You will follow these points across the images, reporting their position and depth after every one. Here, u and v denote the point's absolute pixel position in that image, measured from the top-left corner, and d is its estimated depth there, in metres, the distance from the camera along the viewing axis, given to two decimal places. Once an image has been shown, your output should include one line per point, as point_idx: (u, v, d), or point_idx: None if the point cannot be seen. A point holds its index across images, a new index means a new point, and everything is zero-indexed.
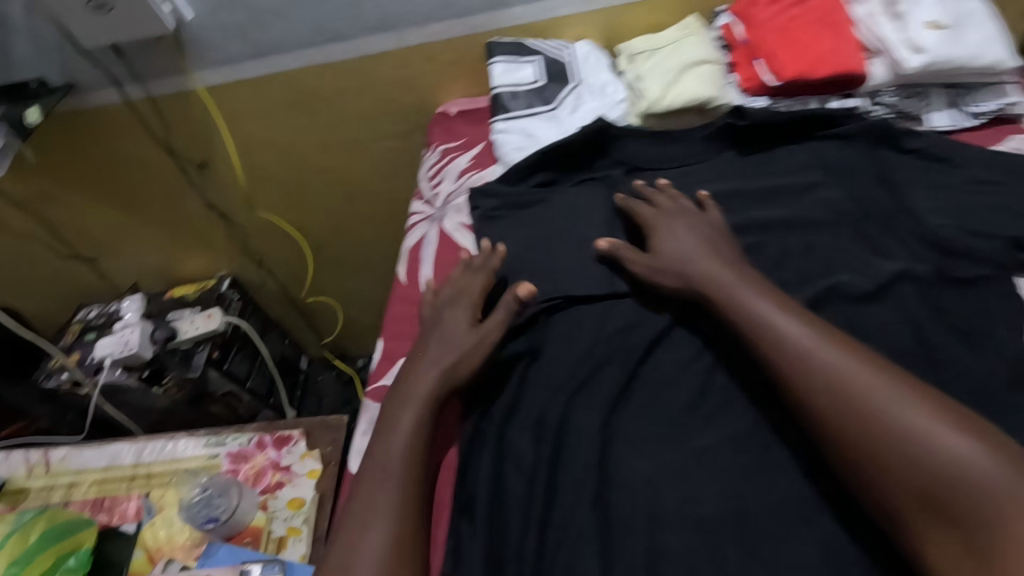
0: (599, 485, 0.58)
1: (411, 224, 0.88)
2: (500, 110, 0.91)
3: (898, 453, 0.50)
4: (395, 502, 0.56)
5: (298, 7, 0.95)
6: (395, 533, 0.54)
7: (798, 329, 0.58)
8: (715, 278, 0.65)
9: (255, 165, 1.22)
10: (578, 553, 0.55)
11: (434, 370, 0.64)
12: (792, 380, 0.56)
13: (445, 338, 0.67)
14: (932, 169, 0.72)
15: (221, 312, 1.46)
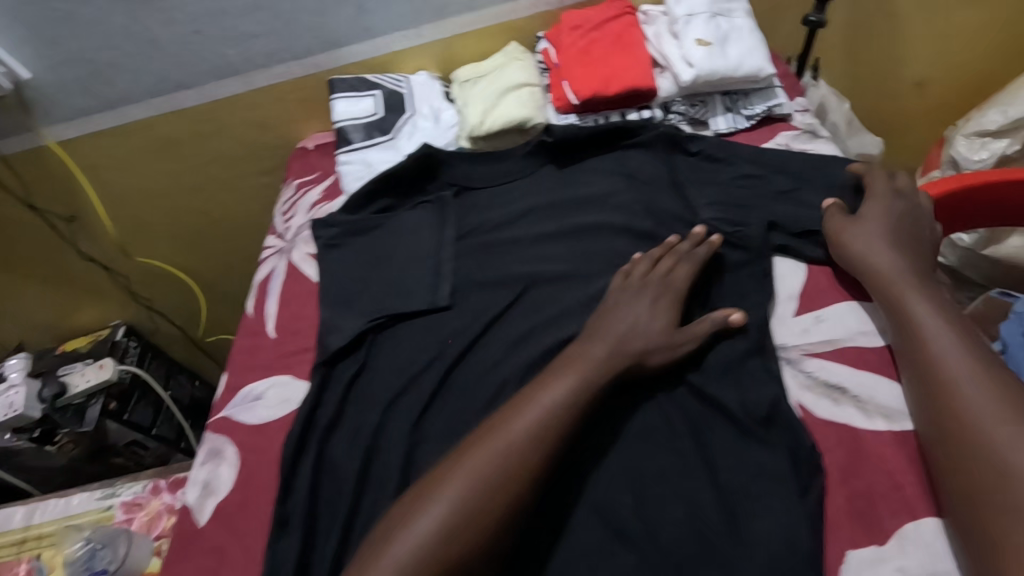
0: (401, 485, 0.60)
1: (263, 258, 0.92)
2: (343, 143, 0.96)
3: (978, 429, 0.48)
4: (481, 486, 0.50)
5: (138, 59, 0.98)
6: (453, 528, 0.49)
7: (917, 298, 0.57)
8: (861, 246, 0.63)
9: (126, 213, 1.23)
10: None
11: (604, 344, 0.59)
12: (955, 366, 0.52)
13: (626, 315, 0.62)
14: (711, 168, 0.80)
15: (114, 362, 1.43)
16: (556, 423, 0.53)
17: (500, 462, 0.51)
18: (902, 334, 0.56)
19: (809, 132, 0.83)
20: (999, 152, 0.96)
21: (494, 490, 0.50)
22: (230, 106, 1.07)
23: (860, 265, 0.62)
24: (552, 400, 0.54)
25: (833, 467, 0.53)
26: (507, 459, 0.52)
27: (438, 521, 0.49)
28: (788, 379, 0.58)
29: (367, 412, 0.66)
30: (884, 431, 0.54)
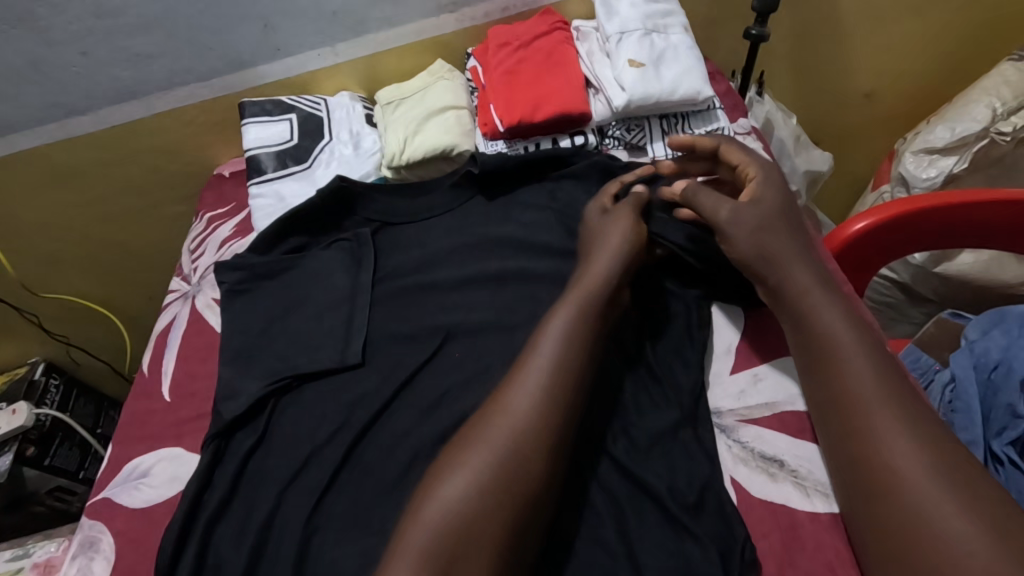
0: None
1: (166, 303, 0.84)
2: (254, 173, 0.87)
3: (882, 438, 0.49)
4: (491, 478, 0.49)
5: (19, 84, 0.88)
6: (493, 485, 0.49)
7: (832, 307, 0.56)
8: (790, 253, 0.60)
9: (29, 247, 1.13)
10: None
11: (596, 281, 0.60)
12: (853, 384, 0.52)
13: (611, 249, 0.62)
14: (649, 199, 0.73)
15: (28, 405, 1.32)
16: (544, 392, 0.53)
17: (529, 415, 0.52)
18: (817, 351, 0.55)
19: None
20: (946, 170, 0.93)
21: (523, 456, 0.50)
22: (132, 132, 0.97)
23: (781, 275, 0.59)
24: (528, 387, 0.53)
25: (768, 560, 0.50)
26: (539, 412, 0.52)
27: (477, 481, 0.49)
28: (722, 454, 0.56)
29: (263, 495, 0.59)
30: (823, 511, 0.52)
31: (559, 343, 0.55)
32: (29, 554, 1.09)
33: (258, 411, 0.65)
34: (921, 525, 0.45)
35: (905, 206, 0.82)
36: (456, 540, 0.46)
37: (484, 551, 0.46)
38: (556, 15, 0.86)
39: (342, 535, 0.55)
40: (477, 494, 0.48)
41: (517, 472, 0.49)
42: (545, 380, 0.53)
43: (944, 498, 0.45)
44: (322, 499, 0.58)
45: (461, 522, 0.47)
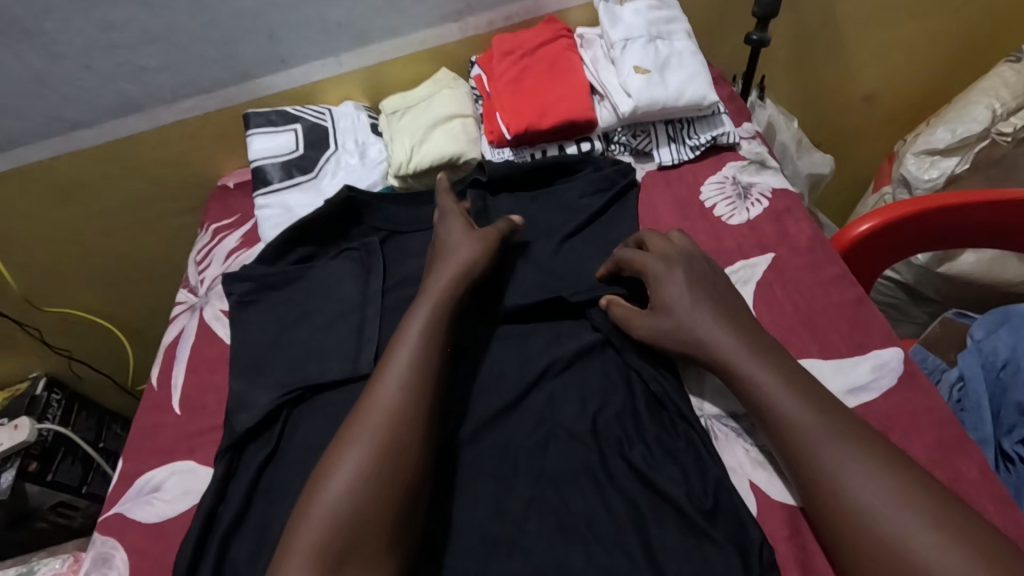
0: None
1: (173, 315, 0.83)
2: (261, 184, 0.87)
3: (838, 467, 0.48)
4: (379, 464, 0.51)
5: (21, 98, 0.88)
6: (387, 474, 0.51)
7: (752, 362, 0.55)
8: (706, 329, 0.58)
9: (31, 263, 1.12)
10: None
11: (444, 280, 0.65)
12: (792, 421, 0.51)
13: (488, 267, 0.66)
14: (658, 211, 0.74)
15: (31, 421, 1.30)
16: (415, 374, 0.57)
17: (417, 406, 0.55)
18: (747, 401, 0.55)
19: (756, 162, 0.78)
20: (948, 170, 0.94)
21: (403, 440, 0.53)
22: (136, 145, 0.97)
23: (704, 347, 0.58)
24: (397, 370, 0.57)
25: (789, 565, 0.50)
26: (423, 402, 0.55)
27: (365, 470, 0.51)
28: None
29: (279, 508, 0.59)
30: None
31: (421, 331, 0.60)
32: (33, 570, 1.08)
33: (271, 422, 0.65)
34: (874, 532, 0.45)
35: (909, 207, 0.82)
36: (350, 530, 0.48)
37: (376, 530, 0.49)
38: (559, 23, 0.87)
39: None
40: (368, 481, 0.50)
41: (398, 462, 0.52)
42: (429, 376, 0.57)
43: (888, 501, 0.46)
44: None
45: (338, 529, 0.48)
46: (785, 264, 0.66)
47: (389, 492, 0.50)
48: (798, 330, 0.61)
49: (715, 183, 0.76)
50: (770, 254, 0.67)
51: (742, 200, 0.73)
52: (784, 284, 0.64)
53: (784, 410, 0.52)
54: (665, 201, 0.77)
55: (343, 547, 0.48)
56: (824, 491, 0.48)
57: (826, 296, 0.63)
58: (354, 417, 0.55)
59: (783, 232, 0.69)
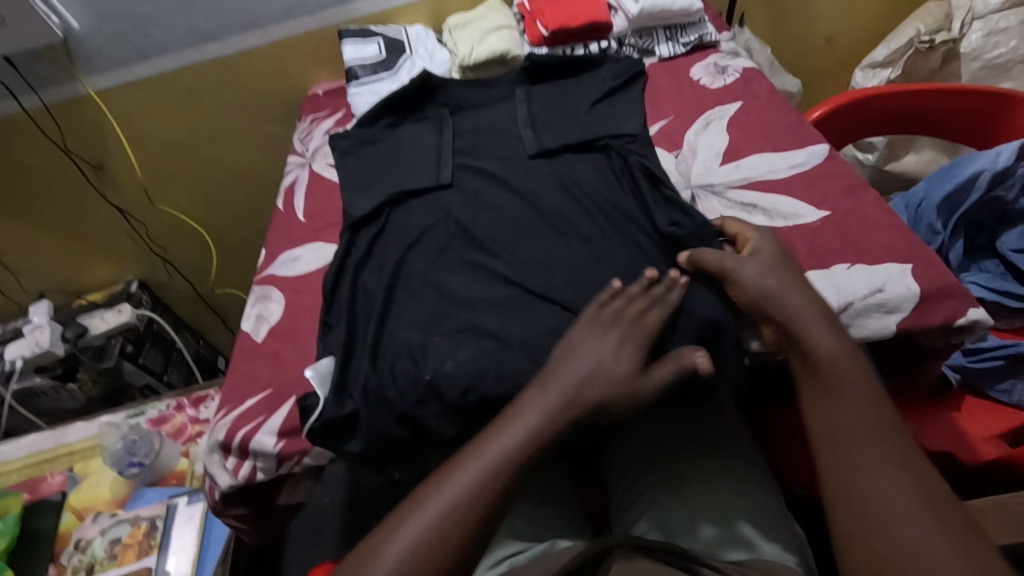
0: (423, 292, 0.75)
1: (287, 171, 1.09)
2: (353, 79, 1.13)
3: (883, 482, 0.51)
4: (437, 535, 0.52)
5: (172, 13, 1.16)
6: (456, 512, 0.53)
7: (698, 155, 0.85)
8: (821, 320, 0.61)
9: (150, 162, 1.38)
10: (407, 329, 0.71)
11: (579, 373, 0.60)
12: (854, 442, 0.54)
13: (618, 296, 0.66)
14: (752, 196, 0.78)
15: (131, 307, 1.56)
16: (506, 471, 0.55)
17: (523, 446, 0.56)
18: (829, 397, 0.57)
19: (731, 54, 1.03)
20: (885, 78, 1.22)
21: (467, 514, 0.53)
22: (249, 58, 1.24)
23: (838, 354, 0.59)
24: (480, 469, 0.55)
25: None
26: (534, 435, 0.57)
27: (462, 496, 0.54)
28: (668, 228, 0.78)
29: (390, 254, 0.83)
30: (782, 226, 0.72)
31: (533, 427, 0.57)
32: (144, 410, 1.30)
33: (378, 213, 0.90)
34: (888, 541, 0.48)
35: (846, 97, 1.09)
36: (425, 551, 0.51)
37: (452, 565, 0.51)
38: None
39: (454, 270, 0.78)
40: (445, 524, 0.52)
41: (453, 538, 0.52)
42: (535, 421, 0.58)
43: (916, 513, 0.48)
44: (440, 252, 0.81)
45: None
46: (750, 107, 0.91)
47: (450, 532, 0.52)
48: (758, 140, 0.85)
49: (701, 66, 1.01)
50: (739, 102, 0.92)
51: (720, 74, 0.99)
52: (750, 117, 0.89)
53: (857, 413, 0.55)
54: (665, 80, 1.02)
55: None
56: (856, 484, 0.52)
57: (779, 122, 0.87)
58: (431, 489, 0.55)
59: (751, 91, 0.94)
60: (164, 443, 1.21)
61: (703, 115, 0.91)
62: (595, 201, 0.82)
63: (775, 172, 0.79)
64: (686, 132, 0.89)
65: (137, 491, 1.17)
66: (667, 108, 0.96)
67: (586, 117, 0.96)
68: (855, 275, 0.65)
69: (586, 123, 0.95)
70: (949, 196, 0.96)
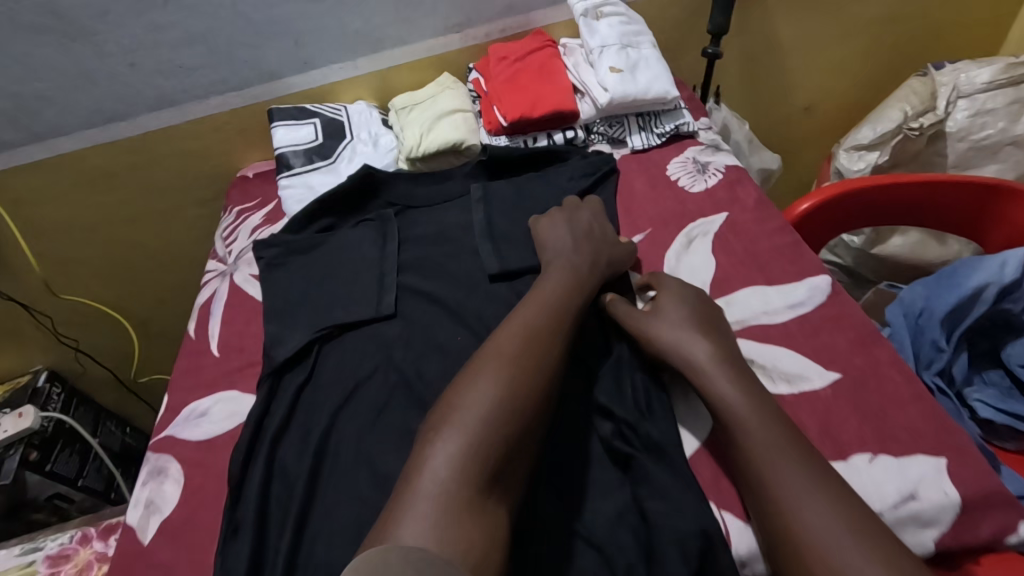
0: (354, 484, 0.61)
1: (204, 281, 0.93)
2: (284, 168, 0.98)
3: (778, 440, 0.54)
4: (518, 370, 0.58)
5: (67, 92, 0.99)
6: (536, 356, 0.60)
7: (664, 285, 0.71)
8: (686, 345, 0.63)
9: (53, 248, 1.19)
10: (331, 551, 0.57)
11: (583, 262, 0.71)
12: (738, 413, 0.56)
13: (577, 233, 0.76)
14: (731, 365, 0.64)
15: (34, 409, 1.33)
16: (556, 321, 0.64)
17: (563, 305, 0.66)
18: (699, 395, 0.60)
19: (712, 147, 0.93)
20: (872, 163, 1.11)
21: (536, 362, 0.59)
22: (166, 137, 1.08)
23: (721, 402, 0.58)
24: (535, 322, 0.63)
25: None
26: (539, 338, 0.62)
27: (497, 396, 0.56)
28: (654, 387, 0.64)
29: (316, 417, 0.67)
30: (786, 392, 0.60)
31: (567, 288, 0.68)
32: (41, 545, 1.12)
33: (305, 355, 0.75)
34: (781, 494, 0.51)
35: (833, 191, 1.00)
36: (509, 404, 0.56)
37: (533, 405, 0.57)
38: (545, 36, 1.02)
39: (394, 450, 0.63)
40: (529, 360, 0.59)
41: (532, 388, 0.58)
42: (561, 291, 0.68)
43: (818, 481, 0.51)
44: (378, 416, 0.66)
45: (482, 439, 0.53)
46: (736, 220, 0.80)
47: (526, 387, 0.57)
48: (750, 268, 0.73)
49: (679, 162, 0.90)
50: (724, 214, 0.81)
51: (701, 173, 0.88)
52: (739, 234, 0.78)
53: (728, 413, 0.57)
54: (638, 177, 0.90)
55: (499, 427, 0.54)
56: (761, 495, 0.52)
57: (771, 242, 0.76)
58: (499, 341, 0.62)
59: (736, 198, 0.83)
60: None
61: (684, 230, 0.80)
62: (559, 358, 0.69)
63: (772, 317, 0.67)
64: (665, 254, 0.78)
65: None
66: (642, 215, 0.84)
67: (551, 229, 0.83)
68: (877, 473, 0.54)
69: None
70: (954, 308, 0.87)
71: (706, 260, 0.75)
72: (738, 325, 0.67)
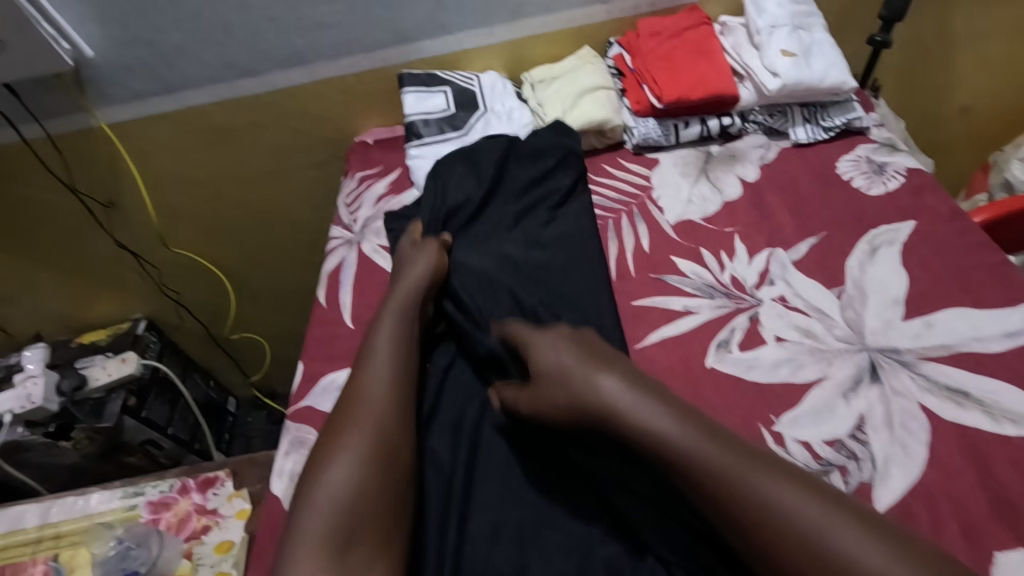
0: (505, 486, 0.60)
1: (330, 249, 0.90)
2: (413, 137, 0.94)
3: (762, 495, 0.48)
4: (366, 427, 0.57)
5: (204, 43, 0.97)
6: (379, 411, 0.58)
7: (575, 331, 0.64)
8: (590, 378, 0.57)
9: (168, 201, 1.20)
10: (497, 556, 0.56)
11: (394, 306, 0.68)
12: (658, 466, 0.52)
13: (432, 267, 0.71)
14: (947, 398, 0.56)
15: (136, 356, 1.38)
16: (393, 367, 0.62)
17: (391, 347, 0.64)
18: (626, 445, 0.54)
19: (887, 146, 0.84)
20: None
21: (382, 413, 0.59)
22: (290, 96, 1.06)
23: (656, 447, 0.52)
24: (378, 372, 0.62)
25: (959, 547, 0.48)
26: (391, 381, 0.61)
27: (358, 459, 0.55)
28: (842, 414, 0.57)
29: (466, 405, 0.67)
30: (1014, 435, 0.53)
31: (393, 323, 0.66)
32: (143, 492, 1.11)
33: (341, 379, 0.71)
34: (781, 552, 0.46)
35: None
36: (369, 464, 0.55)
37: (386, 453, 0.56)
38: (700, 12, 0.94)
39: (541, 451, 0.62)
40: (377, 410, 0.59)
41: (394, 437, 0.57)
42: (390, 332, 0.66)
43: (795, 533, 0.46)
44: None
45: (350, 504, 0.53)
46: (928, 231, 0.71)
47: (379, 436, 0.57)
48: (950, 284, 0.65)
49: (850, 160, 0.82)
50: (912, 222, 0.72)
51: (878, 175, 0.79)
52: (932, 246, 0.70)
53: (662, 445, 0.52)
54: (804, 173, 0.82)
55: (361, 487, 0.54)
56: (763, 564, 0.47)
57: (973, 258, 0.67)
58: (349, 402, 0.60)
59: (925, 207, 0.74)
60: (163, 545, 1.00)
61: (865, 237, 0.72)
62: (712, 372, 0.63)
63: (986, 347, 0.59)
64: (846, 261, 0.70)
65: None
66: (813, 216, 0.76)
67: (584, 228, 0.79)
68: None
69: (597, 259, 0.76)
70: None
71: (900, 273, 0.67)
72: (944, 349, 0.60)
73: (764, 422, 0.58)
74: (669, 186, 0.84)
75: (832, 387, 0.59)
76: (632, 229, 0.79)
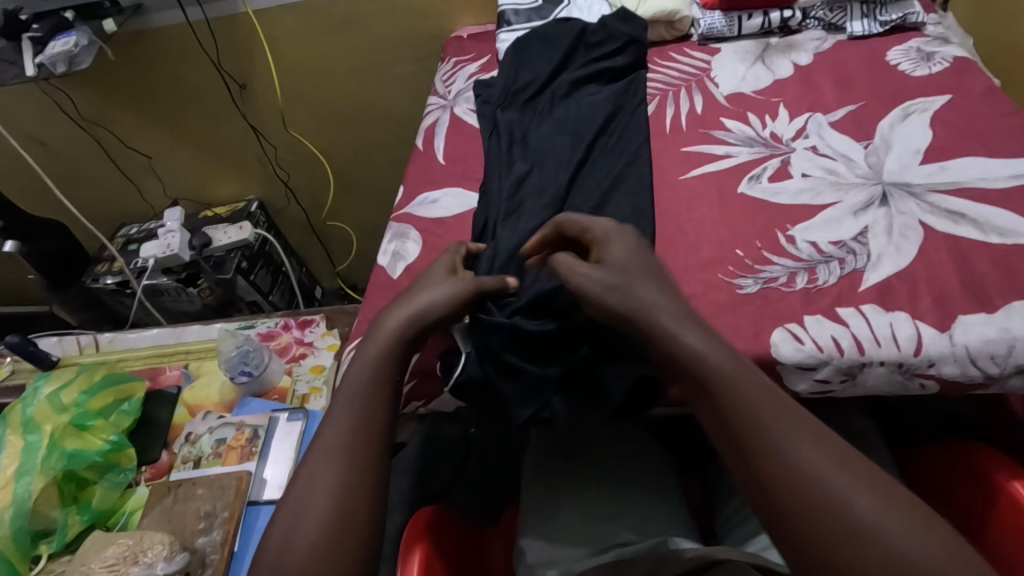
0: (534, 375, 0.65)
1: (427, 111, 1.06)
2: (504, 24, 1.09)
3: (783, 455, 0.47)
4: (339, 482, 0.52)
5: None
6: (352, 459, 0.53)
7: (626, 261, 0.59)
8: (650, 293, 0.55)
9: (290, 86, 1.41)
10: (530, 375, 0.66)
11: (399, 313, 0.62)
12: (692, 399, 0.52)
13: (419, 296, 0.63)
14: (946, 218, 0.66)
15: (250, 226, 1.62)
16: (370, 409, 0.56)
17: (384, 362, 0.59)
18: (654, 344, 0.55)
19: (940, 39, 0.90)
20: None
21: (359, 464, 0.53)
22: None
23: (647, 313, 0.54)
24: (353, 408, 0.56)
25: (928, 315, 0.59)
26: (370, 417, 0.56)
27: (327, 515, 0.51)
28: (849, 224, 0.68)
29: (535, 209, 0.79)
30: (999, 243, 0.62)
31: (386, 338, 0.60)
32: (254, 324, 1.27)
33: (367, 324, 0.78)
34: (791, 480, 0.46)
35: None
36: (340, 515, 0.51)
37: (357, 510, 0.52)
38: None
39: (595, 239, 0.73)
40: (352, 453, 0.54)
41: (363, 485, 0.53)
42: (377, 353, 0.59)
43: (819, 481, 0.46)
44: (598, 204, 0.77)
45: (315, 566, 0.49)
46: (961, 103, 0.79)
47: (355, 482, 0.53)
48: (971, 140, 0.74)
49: (901, 50, 0.89)
50: (947, 95, 0.80)
51: (926, 61, 0.86)
52: (961, 113, 0.77)
53: (628, 301, 0.55)
54: (856, 59, 0.90)
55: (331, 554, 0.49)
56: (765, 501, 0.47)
57: (998, 123, 0.75)
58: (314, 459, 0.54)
59: (962, 85, 0.81)
60: (272, 359, 1.16)
61: (901, 106, 0.81)
62: (742, 196, 0.74)
63: (993, 184, 0.68)
64: (879, 122, 0.79)
65: (243, 398, 1.13)
66: (856, 90, 0.85)
67: (634, 95, 0.91)
68: None
69: (624, 120, 0.88)
70: None
71: (926, 131, 0.76)
72: (952, 184, 0.69)
73: (780, 229, 0.70)
74: (727, 68, 0.95)
75: (844, 208, 0.69)
76: (689, 98, 0.91)
